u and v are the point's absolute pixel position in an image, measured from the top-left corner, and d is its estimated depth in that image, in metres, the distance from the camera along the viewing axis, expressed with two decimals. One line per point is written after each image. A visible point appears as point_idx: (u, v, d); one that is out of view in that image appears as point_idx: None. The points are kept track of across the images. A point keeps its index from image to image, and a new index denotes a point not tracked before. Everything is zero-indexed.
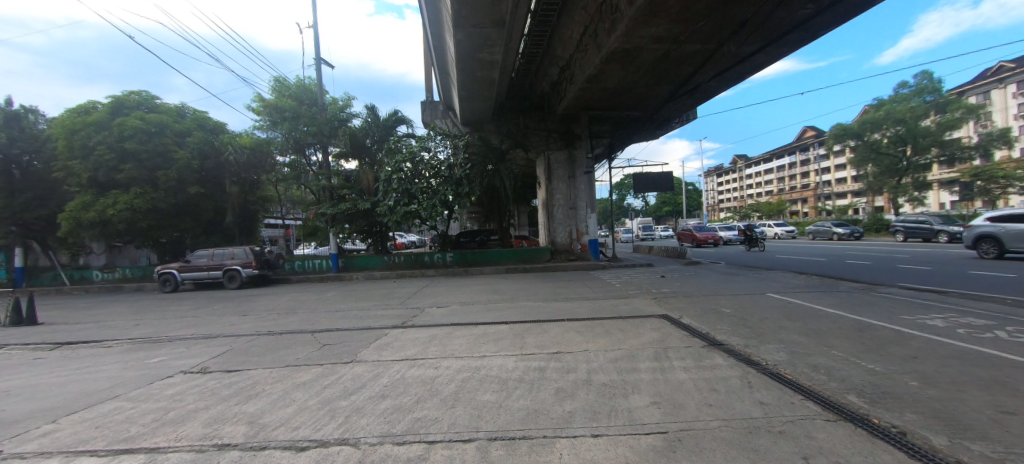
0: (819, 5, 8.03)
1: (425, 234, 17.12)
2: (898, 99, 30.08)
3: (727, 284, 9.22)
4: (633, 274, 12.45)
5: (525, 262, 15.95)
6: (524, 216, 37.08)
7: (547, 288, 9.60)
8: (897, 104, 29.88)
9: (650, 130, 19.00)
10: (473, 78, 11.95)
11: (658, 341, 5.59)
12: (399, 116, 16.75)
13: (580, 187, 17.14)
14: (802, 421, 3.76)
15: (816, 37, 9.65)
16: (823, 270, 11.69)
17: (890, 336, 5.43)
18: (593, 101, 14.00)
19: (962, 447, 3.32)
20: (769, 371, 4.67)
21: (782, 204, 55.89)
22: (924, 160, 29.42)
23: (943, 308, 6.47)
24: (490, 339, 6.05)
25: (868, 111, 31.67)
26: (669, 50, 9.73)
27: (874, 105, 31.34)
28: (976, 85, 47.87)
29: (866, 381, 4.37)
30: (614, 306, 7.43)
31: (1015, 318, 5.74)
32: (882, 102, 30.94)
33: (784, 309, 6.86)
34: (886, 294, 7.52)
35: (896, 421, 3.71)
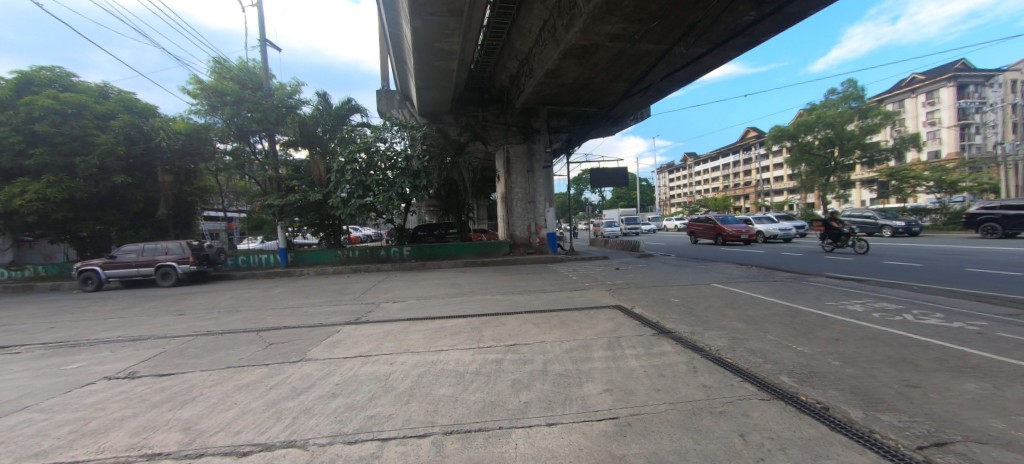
0: (760, 11, 8.53)
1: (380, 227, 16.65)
2: (827, 104, 32.67)
3: (676, 275, 9.69)
4: (590, 267, 12.76)
5: (484, 255, 15.93)
6: (484, 209, 36.98)
7: (505, 282, 9.63)
8: (827, 109, 32.51)
9: (607, 126, 19.50)
10: (433, 68, 11.67)
11: (611, 330, 5.77)
12: (353, 104, 16.08)
13: (539, 181, 17.30)
14: (740, 401, 4.02)
15: (757, 43, 10.28)
16: (762, 262, 12.55)
17: (817, 320, 5.94)
18: (553, 95, 14.13)
19: (874, 418, 3.70)
20: (711, 356, 4.96)
21: (727, 200, 59.46)
22: (850, 161, 32.34)
23: (860, 294, 7.16)
24: (447, 334, 5.98)
25: (802, 115, 34.26)
26: (625, 49, 10.00)
27: (807, 109, 33.92)
28: (893, 94, 53.36)
29: (796, 362, 4.76)
30: (571, 298, 7.58)
31: (919, 303, 6.45)
32: (814, 106, 33.54)
33: (726, 298, 7.30)
34: (815, 283, 8.18)
35: (821, 397, 4.06)
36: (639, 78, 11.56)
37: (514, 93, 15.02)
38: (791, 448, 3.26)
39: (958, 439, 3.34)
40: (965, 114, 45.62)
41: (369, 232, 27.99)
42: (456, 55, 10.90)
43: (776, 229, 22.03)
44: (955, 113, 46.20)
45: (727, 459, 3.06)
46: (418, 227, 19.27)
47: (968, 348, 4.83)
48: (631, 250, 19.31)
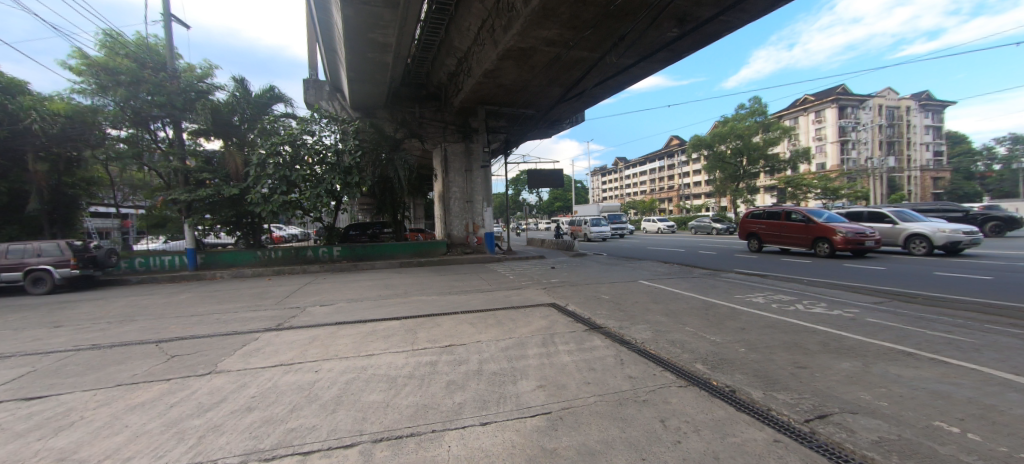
0: (682, 28, 9.25)
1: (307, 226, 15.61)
2: (737, 118, 36.48)
3: (607, 273, 10.19)
4: (526, 266, 13.01)
5: (421, 255, 15.60)
6: (420, 208, 36.15)
7: (441, 282, 9.46)
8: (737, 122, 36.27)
9: (545, 128, 20.02)
10: (368, 60, 11.19)
11: (546, 328, 5.91)
12: (277, 93, 14.92)
13: (477, 180, 17.29)
14: (661, 389, 4.31)
15: (678, 58, 11.19)
16: (683, 260, 13.61)
17: (727, 312, 6.58)
18: (492, 95, 14.21)
19: (772, 397, 4.17)
20: (637, 349, 5.27)
21: (653, 202, 63.78)
22: (755, 170, 36.35)
23: (761, 288, 8.06)
24: (379, 337, 5.74)
25: (717, 127, 37.93)
26: (561, 54, 10.33)
27: (722, 122, 37.59)
28: (789, 113, 60.95)
29: (709, 350, 5.22)
30: (508, 297, 7.64)
31: (806, 294, 7.43)
32: (727, 119, 37.27)
33: (651, 293, 7.82)
34: (726, 279, 9.06)
35: (729, 381, 4.49)
36: (575, 83, 12.02)
37: (453, 91, 14.91)
38: (704, 429, 3.56)
39: (836, 411, 3.88)
40: (844, 132, 53.38)
41: (295, 231, 25.95)
42: (394, 47, 10.53)
43: (953, 229, 12.69)
44: (835, 131, 54.17)
45: (649, 444, 3.27)
46: (349, 227, 18.30)
47: (842, 331, 5.64)
48: (566, 249, 20.02)
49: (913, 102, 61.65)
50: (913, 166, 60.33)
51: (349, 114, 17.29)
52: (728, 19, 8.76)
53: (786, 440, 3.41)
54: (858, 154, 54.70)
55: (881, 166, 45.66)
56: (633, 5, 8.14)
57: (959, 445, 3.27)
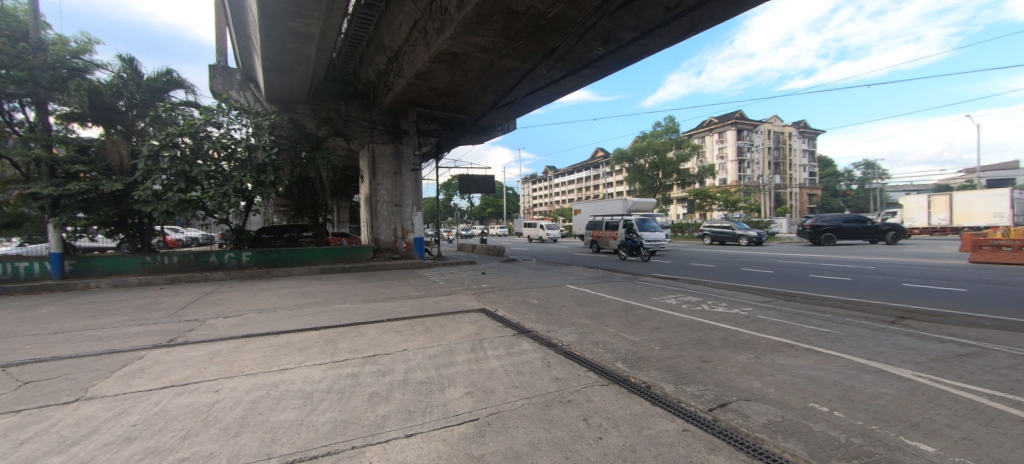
0: (606, 48, 9.86)
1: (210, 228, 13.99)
2: (654, 135, 39.91)
3: (536, 278, 10.46)
4: (457, 272, 12.89)
5: (345, 261, 14.77)
6: (345, 211, 34.18)
7: (367, 289, 9.01)
8: (654, 138, 39.65)
9: (479, 134, 20.17)
10: (288, 50, 10.41)
11: (475, 334, 5.88)
12: (175, 78, 13.24)
13: (406, 184, 16.89)
14: (585, 389, 4.50)
15: (603, 75, 11.96)
16: (606, 265, 14.43)
17: (644, 313, 7.10)
18: (427, 97, 13.95)
19: (681, 390, 4.56)
20: (563, 351, 5.45)
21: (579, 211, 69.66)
22: (669, 182, 39.88)
23: (673, 290, 8.83)
24: (294, 349, 5.30)
25: (637, 141, 41.18)
26: (495, 61, 10.47)
27: (641, 137, 40.89)
28: (699, 132, 67.96)
29: (628, 349, 5.59)
30: (437, 303, 7.50)
31: (707, 295, 8.29)
32: (646, 135, 40.59)
33: (577, 297, 8.17)
34: (644, 282, 9.78)
35: (646, 378, 4.83)
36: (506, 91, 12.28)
37: (382, 90, 14.43)
38: (623, 424, 3.79)
39: (734, 399, 4.35)
40: (742, 152, 60.86)
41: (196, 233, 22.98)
42: (319, 39, 9.92)
43: None
44: (734, 151, 61.73)
45: (573, 442, 3.39)
46: (261, 230, 16.78)
47: (737, 327, 6.38)
48: (497, 255, 20.27)
49: (795, 129, 72.23)
50: (795, 184, 70.65)
51: (264, 107, 15.90)
52: (645, 43, 9.52)
53: (693, 429, 3.75)
54: (752, 171, 62.77)
55: (768, 183, 52.97)
56: (561, 22, 8.51)
57: (828, 422, 3.86)
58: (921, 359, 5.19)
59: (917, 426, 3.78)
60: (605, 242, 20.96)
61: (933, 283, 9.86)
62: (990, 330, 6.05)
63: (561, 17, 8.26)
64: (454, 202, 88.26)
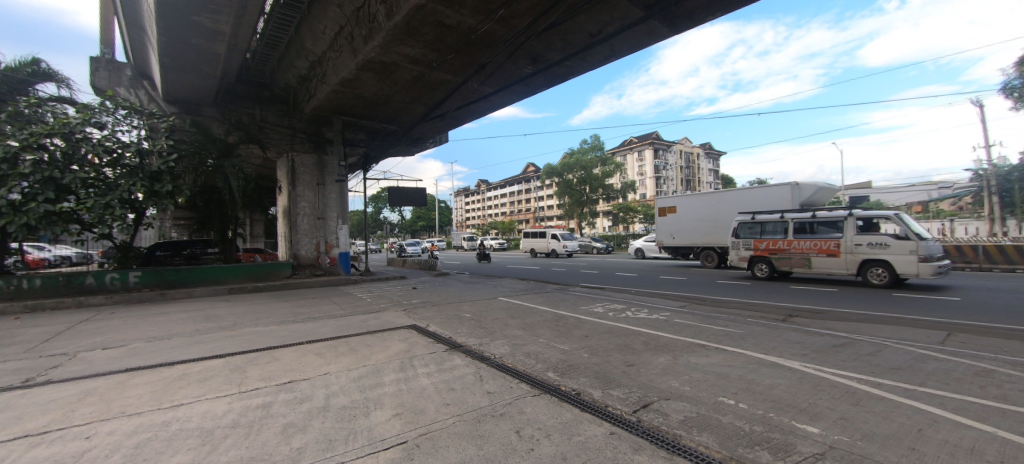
0: (534, 67, 10.30)
1: (86, 245, 11.95)
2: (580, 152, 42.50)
3: (469, 291, 10.38)
4: (386, 287, 12.36)
5: (258, 279, 13.48)
6: (260, 225, 31.27)
7: (283, 310, 8.29)
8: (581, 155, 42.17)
9: (411, 145, 19.83)
10: (193, 47, 9.43)
11: (404, 351, 5.66)
12: (43, 70, 11.34)
13: (331, 195, 15.97)
14: (517, 401, 4.53)
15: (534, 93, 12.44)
16: (539, 276, 14.75)
17: (574, 322, 7.36)
18: (357, 106, 13.42)
19: (607, 394, 4.77)
20: (496, 364, 5.45)
21: (511, 223, 71.93)
22: (595, 197, 42.57)
23: (600, 299, 9.29)
24: (192, 382, 4.69)
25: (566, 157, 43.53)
26: (426, 73, 10.38)
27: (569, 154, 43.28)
28: (621, 150, 73.54)
29: (558, 358, 5.74)
30: (363, 321, 7.09)
31: (628, 303, 8.84)
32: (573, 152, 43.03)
33: (509, 309, 8.25)
34: (574, 292, 10.15)
35: (575, 385, 4.98)
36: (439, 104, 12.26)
37: (303, 96, 13.59)
38: (554, 433, 3.86)
39: (655, 399, 4.64)
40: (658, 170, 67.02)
41: (68, 250, 19.35)
42: (233, 37, 9.20)
43: None
44: (651, 169, 67.97)
45: (504, 457, 3.38)
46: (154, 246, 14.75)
47: (657, 331, 6.85)
48: (429, 269, 19.78)
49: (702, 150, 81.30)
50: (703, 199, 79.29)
51: (161, 109, 14.28)
52: (571, 65, 10.09)
53: (619, 431, 3.93)
54: (667, 188, 69.32)
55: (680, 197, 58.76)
56: (492, 39, 8.72)
57: (733, 414, 4.27)
58: (807, 351, 5.98)
59: (804, 410, 4.33)
60: (800, 262, 12.36)
61: (814, 284, 11.50)
62: (855, 323, 7.17)
63: (491, 34, 8.49)
64: (384, 215, 84.67)
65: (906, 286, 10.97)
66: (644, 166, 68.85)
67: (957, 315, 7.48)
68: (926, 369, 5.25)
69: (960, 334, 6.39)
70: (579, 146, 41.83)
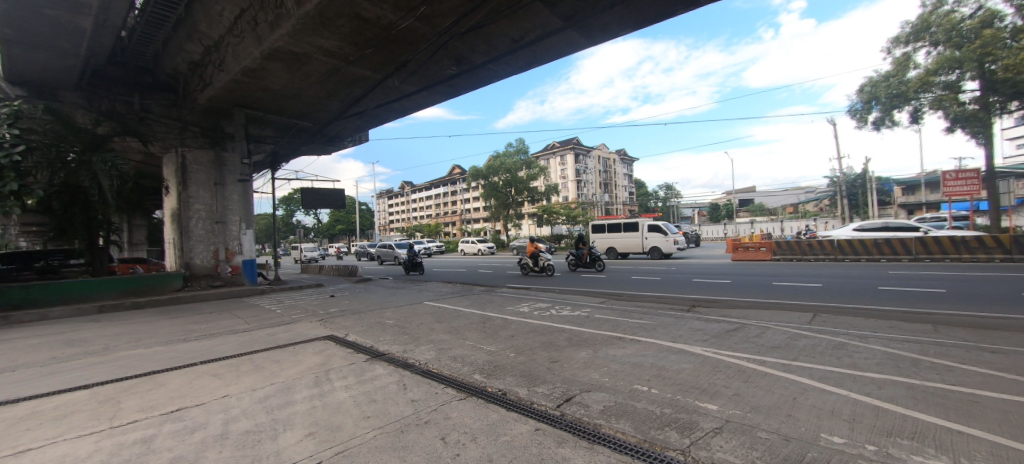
0: (459, 68, 10.24)
1: None
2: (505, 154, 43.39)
3: (392, 297, 10.02)
4: (300, 296, 11.44)
5: (140, 294, 11.73)
6: (141, 230, 26.99)
7: (173, 327, 7.28)
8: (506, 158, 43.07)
9: (330, 142, 18.65)
10: (48, 18, 7.86)
11: (319, 365, 5.29)
12: None
13: (231, 197, 14.53)
14: (443, 407, 4.46)
15: (461, 93, 12.38)
16: (466, 279, 14.73)
17: (501, 322, 7.47)
18: (266, 98, 12.24)
19: (533, 392, 4.90)
20: (420, 370, 5.32)
21: (437, 225, 70.98)
22: (519, 199, 43.72)
23: (525, 299, 9.54)
24: (43, 422, 3.90)
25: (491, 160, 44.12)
26: (343, 67, 9.79)
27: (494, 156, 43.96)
28: (545, 154, 76.60)
29: (484, 359, 5.76)
30: (271, 336, 6.47)
31: (552, 301, 9.21)
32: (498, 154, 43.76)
33: (435, 313, 8.10)
34: (501, 293, 10.30)
35: (501, 385, 5.03)
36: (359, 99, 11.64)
37: (197, 84, 12.05)
38: (480, 436, 3.87)
39: (577, 392, 4.88)
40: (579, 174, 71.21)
41: None
42: (102, 10, 7.87)
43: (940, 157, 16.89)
44: (573, 173, 72.09)
45: None
46: None
47: (579, 327, 7.21)
48: (349, 275, 18.70)
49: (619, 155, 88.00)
50: (619, 202, 85.86)
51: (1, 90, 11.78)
52: (495, 68, 10.19)
53: (543, 427, 4.07)
54: (586, 191, 74.07)
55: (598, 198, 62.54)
56: (414, 36, 8.49)
57: (646, 399, 4.66)
58: (706, 336, 6.73)
59: (704, 390, 4.85)
60: None
61: (711, 277, 12.98)
62: (745, 309, 8.21)
63: (412, 32, 8.26)
64: (297, 217, 77.50)
65: (779, 275, 12.93)
66: (565, 170, 72.68)
67: (811, 298, 9.00)
68: (798, 345, 6.19)
69: (823, 314, 7.65)
70: (504, 149, 42.70)
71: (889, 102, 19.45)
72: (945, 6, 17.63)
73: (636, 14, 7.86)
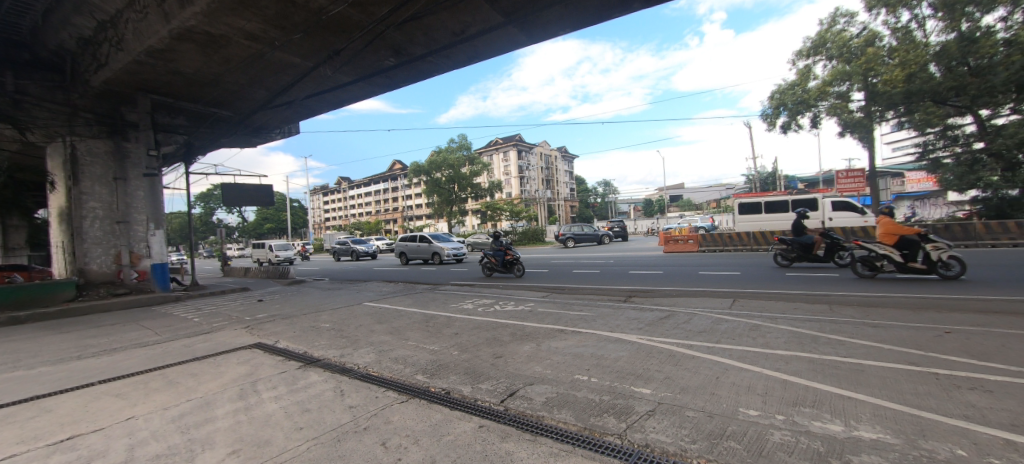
0: (399, 59, 9.88)
1: None
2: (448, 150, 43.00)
3: (328, 299, 9.56)
4: (223, 302, 10.54)
5: (19, 306, 10.11)
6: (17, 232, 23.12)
7: (63, 344, 6.38)
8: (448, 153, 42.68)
9: (258, 133, 17.25)
10: None
11: (244, 376, 4.91)
12: None
13: (136, 194, 12.98)
14: (383, 411, 4.34)
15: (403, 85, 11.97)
16: (408, 277, 14.40)
17: (444, 320, 7.42)
18: (179, 82, 10.99)
19: (477, 389, 4.91)
20: (360, 374, 5.12)
21: (377, 223, 68.77)
22: (463, 195, 43.58)
23: (469, 295, 9.56)
24: None
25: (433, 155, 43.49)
26: (270, 51, 9.02)
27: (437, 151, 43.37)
28: (489, 150, 77.15)
29: (427, 359, 5.68)
30: (186, 348, 5.87)
31: (496, 297, 9.30)
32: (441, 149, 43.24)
33: (374, 314, 7.85)
34: (444, 291, 10.22)
35: (445, 385, 4.99)
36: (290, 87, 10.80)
37: (91, 63, 10.51)
38: (422, 437, 3.82)
39: (520, 386, 4.97)
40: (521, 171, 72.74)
41: None
42: None
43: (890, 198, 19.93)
44: (515, 169, 73.59)
45: None
46: None
47: (522, 322, 7.35)
48: (279, 278, 17.48)
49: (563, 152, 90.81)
50: (562, 197, 88.56)
51: None
52: (437, 61, 9.98)
53: (487, 423, 4.10)
54: (529, 188, 75.74)
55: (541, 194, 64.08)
56: (351, 23, 8.05)
57: (585, 388, 4.86)
58: (641, 325, 7.17)
59: (640, 376, 5.16)
60: None
61: (644, 268, 13.90)
62: (674, 297, 8.88)
63: (347, 17, 7.81)
64: (218, 215, 71.15)
65: (704, 265, 14.08)
66: (509, 166, 73.94)
67: (720, 285, 9.96)
68: (720, 329, 6.79)
69: (741, 299, 8.49)
70: (446, 145, 42.25)
71: (794, 108, 21.97)
72: (837, 25, 20.68)
73: (574, 15, 8.07)
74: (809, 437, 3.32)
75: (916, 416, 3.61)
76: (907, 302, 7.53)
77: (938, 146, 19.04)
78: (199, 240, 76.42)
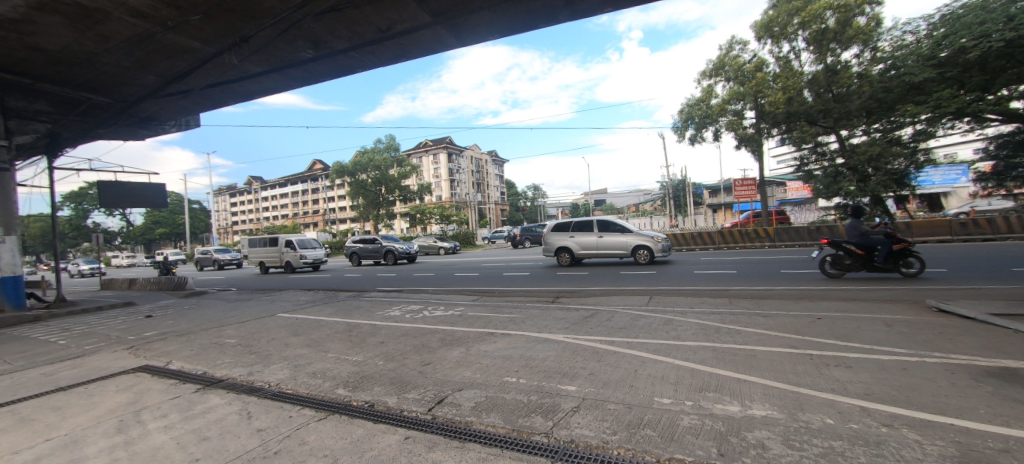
0: (322, 51, 9.28)
1: None
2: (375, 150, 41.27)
3: (235, 313, 8.64)
4: (101, 321, 9.06)
5: None
6: None
7: None
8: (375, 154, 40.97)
9: (152, 123, 15.11)
10: None
11: (125, 405, 4.28)
12: None
13: None
14: (298, 432, 4.04)
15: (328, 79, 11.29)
16: (332, 285, 13.52)
17: (369, 329, 7.09)
18: (44, 59, 9.23)
19: (403, 399, 4.77)
20: (271, 393, 4.72)
21: (295, 227, 64.11)
22: (390, 198, 41.95)
23: (396, 302, 9.24)
24: None
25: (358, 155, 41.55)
26: (165, 31, 7.95)
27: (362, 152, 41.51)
28: (419, 152, 75.56)
29: (349, 371, 5.41)
30: (47, 377, 4.96)
31: (425, 302, 9.09)
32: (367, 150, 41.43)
33: (290, 326, 7.27)
34: (370, 298, 9.78)
35: (368, 397, 4.78)
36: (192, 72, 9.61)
37: None
38: (342, 456, 3.61)
39: (449, 392, 4.92)
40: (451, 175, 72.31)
41: None
42: None
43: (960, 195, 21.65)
44: (446, 172, 72.93)
45: None
46: None
47: (452, 327, 7.28)
48: (178, 288, 15.43)
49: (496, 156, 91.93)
50: (494, 201, 89.46)
51: None
52: (365, 56, 9.55)
53: (413, 434, 4.00)
54: (460, 191, 75.59)
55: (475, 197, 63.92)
56: (266, 7, 7.39)
57: (513, 389, 4.95)
58: (567, 324, 7.49)
59: (566, 374, 5.37)
60: None
61: (569, 270, 14.51)
62: (598, 297, 9.40)
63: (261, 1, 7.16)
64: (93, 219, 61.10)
65: (624, 266, 15.07)
66: (439, 168, 73.02)
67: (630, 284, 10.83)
68: (638, 324, 7.32)
69: (655, 296, 9.23)
70: (372, 145, 40.47)
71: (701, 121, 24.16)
72: (733, 52, 23.18)
73: (505, 22, 8.22)
74: (712, 419, 3.69)
75: (796, 392, 4.19)
76: (788, 294, 8.72)
77: (812, 160, 22.32)
78: (69, 248, 64.17)
